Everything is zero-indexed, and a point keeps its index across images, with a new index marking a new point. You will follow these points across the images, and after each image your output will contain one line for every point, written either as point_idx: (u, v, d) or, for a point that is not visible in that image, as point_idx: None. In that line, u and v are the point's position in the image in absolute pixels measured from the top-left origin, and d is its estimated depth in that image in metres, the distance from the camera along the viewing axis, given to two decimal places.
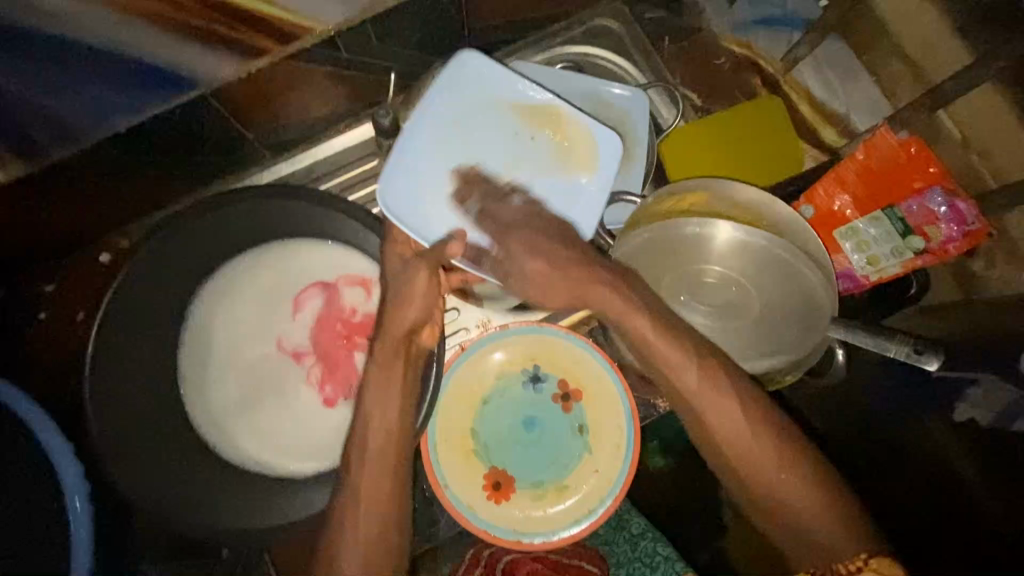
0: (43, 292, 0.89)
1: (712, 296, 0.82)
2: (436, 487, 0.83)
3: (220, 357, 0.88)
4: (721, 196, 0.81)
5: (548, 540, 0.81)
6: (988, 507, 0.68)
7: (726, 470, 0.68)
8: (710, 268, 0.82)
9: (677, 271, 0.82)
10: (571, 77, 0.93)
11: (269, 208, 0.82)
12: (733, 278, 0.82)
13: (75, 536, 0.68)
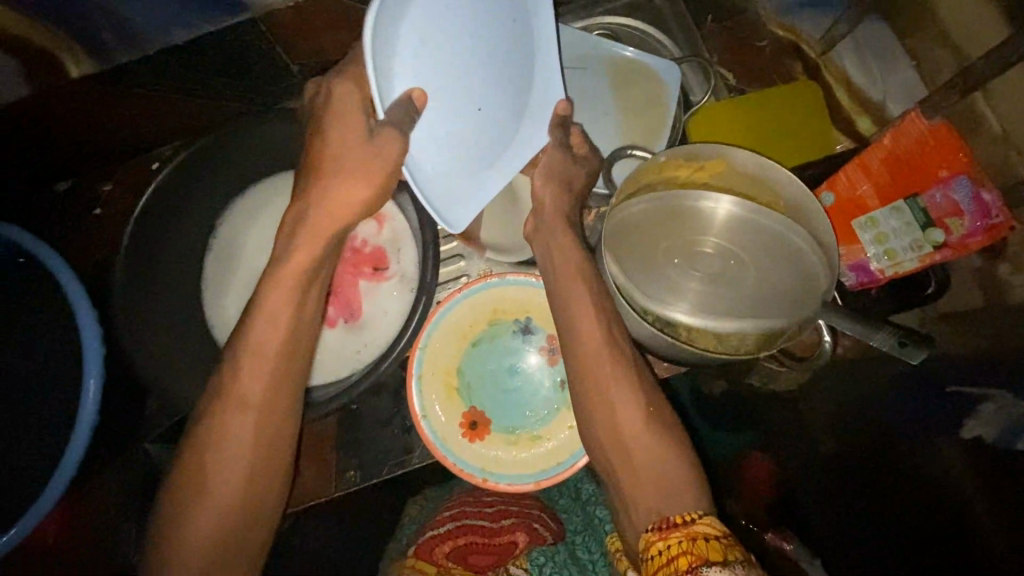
0: (104, 194, 1.02)
1: (708, 265, 0.82)
2: (414, 417, 0.86)
3: (239, 267, 0.97)
4: (738, 169, 0.79)
5: (514, 484, 0.83)
6: (990, 530, 0.72)
7: (664, 432, 0.69)
8: (707, 239, 0.83)
9: (676, 234, 0.83)
10: (605, 43, 0.94)
11: (300, 134, 0.88)
12: (730, 252, 0.82)
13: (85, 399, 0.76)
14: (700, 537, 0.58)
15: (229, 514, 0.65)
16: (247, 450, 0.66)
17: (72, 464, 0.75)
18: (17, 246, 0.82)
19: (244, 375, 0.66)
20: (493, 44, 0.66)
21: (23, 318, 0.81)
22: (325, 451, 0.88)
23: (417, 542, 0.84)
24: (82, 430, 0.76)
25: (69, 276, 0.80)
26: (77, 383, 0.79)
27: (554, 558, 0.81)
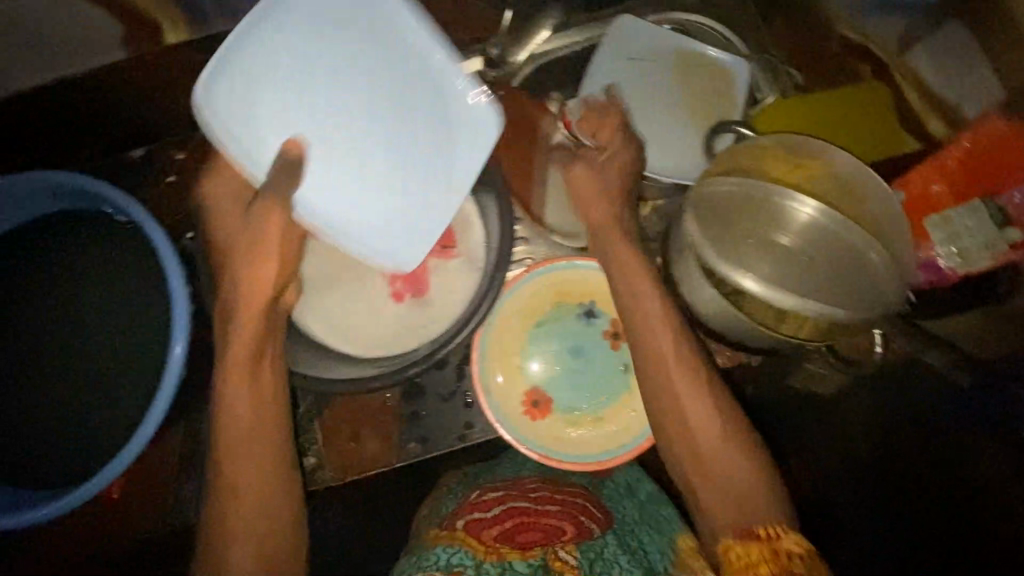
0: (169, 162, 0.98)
1: (778, 256, 0.80)
2: (478, 393, 0.87)
3: None
4: (834, 175, 0.82)
5: (576, 462, 0.85)
6: None
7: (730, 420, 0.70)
8: (782, 235, 0.81)
9: (754, 224, 0.81)
10: (675, 38, 0.98)
11: None
12: (801, 255, 0.80)
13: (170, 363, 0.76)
14: (784, 553, 0.61)
15: (271, 486, 0.69)
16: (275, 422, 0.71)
17: (157, 420, 0.75)
18: (107, 202, 0.83)
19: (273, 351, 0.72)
20: (392, 94, 0.68)
21: (117, 280, 0.85)
22: (389, 421, 0.90)
23: (463, 521, 0.78)
24: (165, 390, 0.76)
25: (159, 233, 0.78)
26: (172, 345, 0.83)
27: (608, 550, 0.74)
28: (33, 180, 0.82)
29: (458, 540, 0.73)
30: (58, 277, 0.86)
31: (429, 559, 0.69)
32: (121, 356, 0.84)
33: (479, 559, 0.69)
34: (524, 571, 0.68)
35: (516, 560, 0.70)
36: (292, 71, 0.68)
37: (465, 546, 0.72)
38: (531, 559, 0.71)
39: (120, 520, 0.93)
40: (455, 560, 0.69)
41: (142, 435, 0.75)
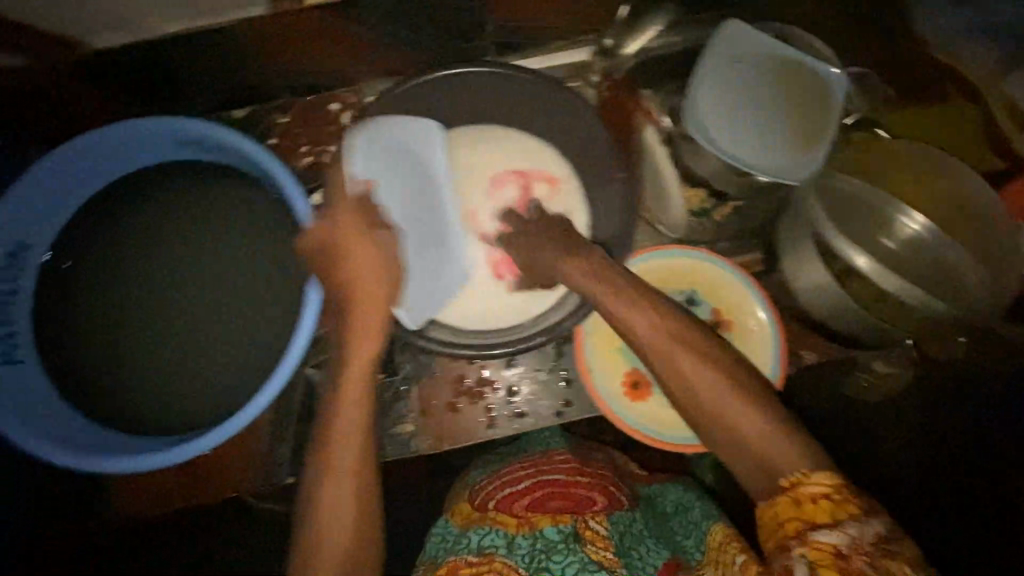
0: (270, 123, 0.99)
1: (880, 254, 0.87)
2: (582, 372, 0.89)
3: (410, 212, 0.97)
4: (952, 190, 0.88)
5: (678, 443, 0.87)
6: None
7: None
8: (887, 238, 0.87)
9: (865, 221, 0.88)
10: (779, 45, 0.99)
11: (493, 90, 0.91)
12: (900, 257, 0.87)
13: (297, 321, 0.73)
14: (807, 499, 0.58)
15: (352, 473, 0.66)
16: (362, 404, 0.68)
17: (284, 380, 0.72)
18: (231, 153, 0.81)
19: (369, 327, 0.70)
20: (420, 185, 0.84)
21: (234, 232, 0.84)
22: (485, 392, 0.92)
23: (495, 497, 0.77)
24: (294, 352, 0.72)
25: (294, 188, 0.78)
26: (289, 300, 0.82)
27: (634, 525, 0.75)
28: (161, 125, 0.78)
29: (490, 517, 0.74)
30: (174, 226, 0.84)
31: (461, 543, 0.71)
32: (235, 309, 0.83)
33: (509, 536, 0.70)
34: (554, 539, 0.69)
35: (546, 528, 0.70)
36: (375, 148, 0.81)
37: (497, 524, 0.72)
38: (562, 525, 0.70)
39: (204, 478, 0.90)
40: (487, 541, 0.70)
41: (269, 392, 0.71)
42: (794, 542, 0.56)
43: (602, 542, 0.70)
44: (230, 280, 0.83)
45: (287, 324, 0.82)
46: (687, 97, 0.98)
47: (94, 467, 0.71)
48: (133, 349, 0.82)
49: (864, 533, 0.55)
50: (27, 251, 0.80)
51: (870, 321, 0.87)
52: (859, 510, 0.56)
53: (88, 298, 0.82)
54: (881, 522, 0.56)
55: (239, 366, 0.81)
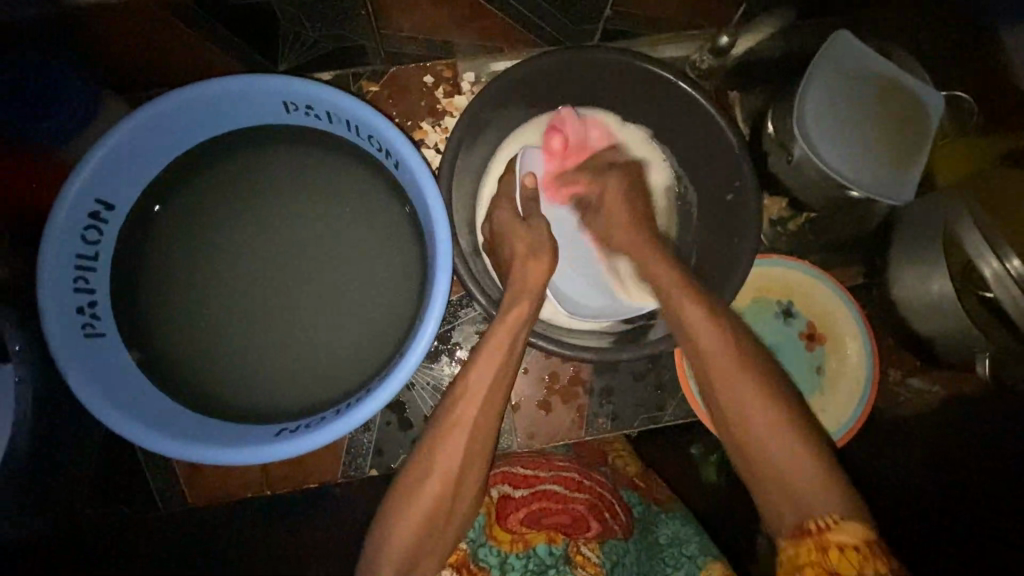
0: (364, 91, 0.95)
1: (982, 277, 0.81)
2: (680, 377, 0.88)
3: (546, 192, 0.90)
4: None
5: None
6: None
7: None
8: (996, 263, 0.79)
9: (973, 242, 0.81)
10: (881, 60, 0.99)
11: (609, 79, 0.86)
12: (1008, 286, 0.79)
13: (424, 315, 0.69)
14: (834, 547, 0.59)
15: (477, 434, 0.71)
16: (499, 382, 0.72)
17: (406, 374, 0.68)
18: (341, 121, 0.74)
19: (517, 309, 0.75)
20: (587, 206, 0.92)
21: (341, 210, 0.78)
22: (580, 393, 0.89)
23: (496, 490, 0.79)
24: (420, 344, 0.68)
25: (416, 165, 0.72)
26: (398, 287, 0.78)
27: (626, 559, 0.73)
28: (275, 85, 0.71)
29: (488, 513, 0.77)
30: (273, 197, 0.78)
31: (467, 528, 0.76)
32: (341, 292, 0.78)
33: (503, 556, 0.73)
34: (546, 560, 0.72)
35: (539, 546, 0.73)
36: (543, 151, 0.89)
37: (492, 536, 0.75)
38: (554, 547, 0.73)
39: (285, 465, 0.87)
40: (482, 554, 0.74)
41: (392, 388, 0.67)
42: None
43: (593, 568, 0.71)
44: (336, 261, 0.78)
45: (400, 315, 0.77)
46: (795, 110, 0.97)
47: (188, 454, 0.65)
48: (226, 327, 0.76)
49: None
50: (110, 211, 0.71)
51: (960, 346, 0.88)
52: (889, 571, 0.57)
53: (177, 267, 0.76)
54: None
55: (340, 355, 0.77)
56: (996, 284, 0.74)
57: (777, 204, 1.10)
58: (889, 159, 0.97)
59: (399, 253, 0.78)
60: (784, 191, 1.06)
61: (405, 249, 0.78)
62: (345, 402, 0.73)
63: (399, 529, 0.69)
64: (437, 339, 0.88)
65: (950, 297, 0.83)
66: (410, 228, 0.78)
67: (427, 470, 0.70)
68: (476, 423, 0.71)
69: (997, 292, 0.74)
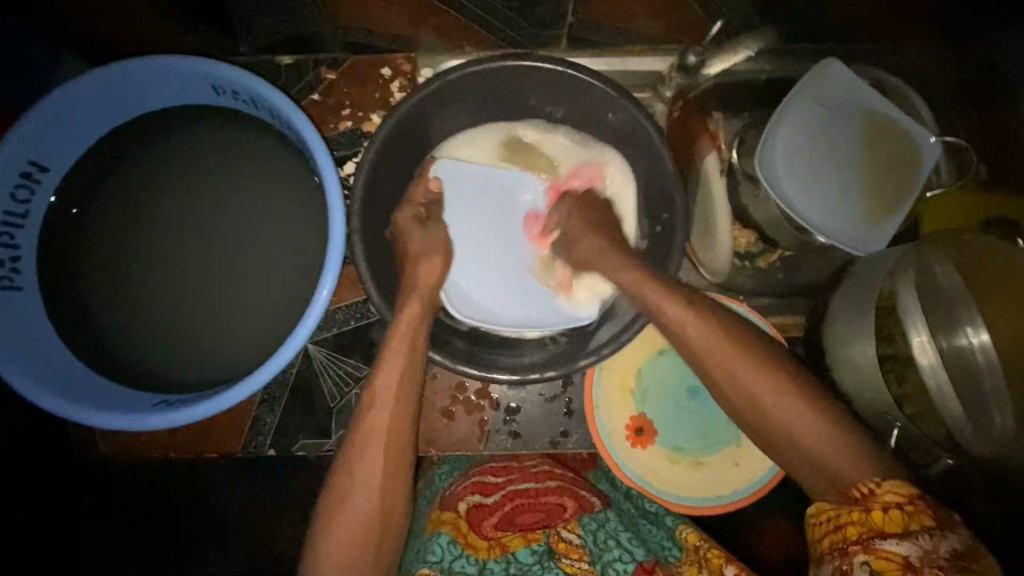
0: (321, 78, 0.95)
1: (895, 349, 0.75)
2: (587, 406, 0.85)
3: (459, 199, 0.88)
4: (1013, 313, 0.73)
5: (669, 500, 0.83)
6: None
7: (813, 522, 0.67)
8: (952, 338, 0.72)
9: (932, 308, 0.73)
10: (871, 96, 0.89)
11: (553, 88, 0.83)
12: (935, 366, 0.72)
13: (309, 311, 0.70)
14: (880, 507, 0.57)
15: (391, 443, 0.69)
16: (407, 384, 0.71)
17: (282, 363, 0.69)
18: (264, 108, 0.75)
19: (413, 313, 0.74)
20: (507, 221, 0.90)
21: (257, 196, 0.80)
22: (485, 406, 0.89)
23: (464, 502, 0.76)
24: (303, 335, 0.69)
25: (325, 160, 0.72)
26: (304, 277, 0.79)
27: (608, 525, 0.75)
28: (199, 67, 0.73)
29: (457, 529, 0.72)
30: (198, 176, 0.80)
31: (428, 553, 0.69)
32: (249, 276, 0.80)
33: (481, 563, 0.69)
34: (527, 561, 0.70)
35: (518, 550, 0.71)
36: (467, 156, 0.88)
37: (467, 545, 0.70)
38: (535, 544, 0.71)
39: (193, 435, 0.90)
40: (457, 567, 0.68)
41: (266, 374, 0.69)
42: (855, 547, 0.56)
43: (576, 552, 0.70)
44: (249, 246, 0.80)
45: (300, 306, 0.78)
46: (762, 146, 0.89)
47: (78, 417, 0.69)
48: (139, 296, 0.80)
49: (937, 545, 0.54)
50: (42, 173, 0.75)
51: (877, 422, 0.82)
52: (934, 523, 0.55)
53: (100, 231, 0.80)
54: (958, 537, 0.55)
55: (241, 335, 0.79)
56: (919, 351, 0.69)
57: (747, 237, 1.00)
58: (863, 210, 0.88)
59: (307, 244, 0.79)
60: (751, 225, 0.98)
61: (316, 242, 0.79)
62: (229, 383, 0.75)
63: (341, 540, 0.66)
64: (351, 332, 0.89)
65: (870, 363, 0.76)
66: (321, 222, 0.79)
67: (350, 482, 0.68)
68: (390, 429, 0.69)
69: (919, 359, 0.69)
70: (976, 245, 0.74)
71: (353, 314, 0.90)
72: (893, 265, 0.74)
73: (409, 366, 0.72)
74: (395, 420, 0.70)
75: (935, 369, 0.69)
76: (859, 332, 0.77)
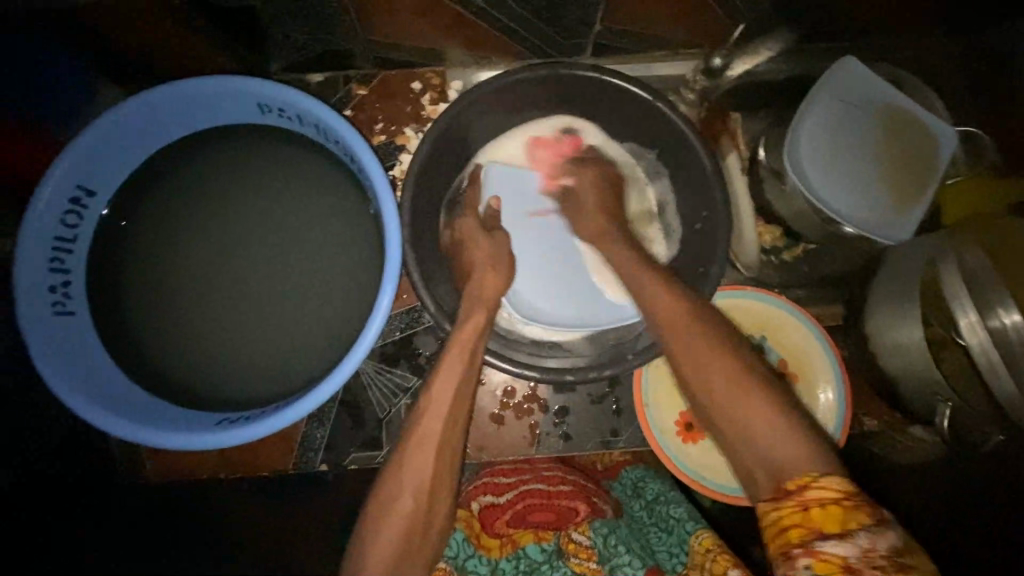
0: (352, 94, 0.97)
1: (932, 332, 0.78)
2: (637, 404, 0.86)
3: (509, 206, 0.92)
4: None
5: (722, 491, 0.84)
6: None
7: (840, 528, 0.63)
8: (1002, 314, 0.69)
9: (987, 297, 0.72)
10: (888, 90, 0.93)
11: (588, 94, 0.85)
12: (988, 351, 0.70)
13: (368, 323, 0.70)
14: (816, 505, 0.56)
15: (443, 451, 0.68)
16: (464, 392, 0.70)
17: (343, 377, 0.69)
18: (312, 122, 0.76)
19: (474, 321, 0.75)
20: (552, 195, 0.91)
21: (301, 210, 0.81)
22: (533, 410, 0.89)
23: (478, 502, 0.77)
24: (361, 345, 0.69)
25: (376, 169, 0.72)
26: (353, 289, 0.80)
27: (618, 532, 0.75)
28: (247, 87, 0.74)
29: (470, 527, 0.75)
30: (243, 193, 0.81)
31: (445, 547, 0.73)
32: (297, 288, 0.80)
33: (493, 563, 0.72)
34: (537, 560, 0.73)
35: (528, 546, 0.74)
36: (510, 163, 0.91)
37: (481, 547, 0.73)
38: (545, 543, 0.74)
39: (241, 453, 0.90)
40: (471, 566, 0.72)
41: (328, 387, 0.69)
42: (799, 550, 0.55)
43: (585, 553, 0.73)
44: (297, 259, 0.80)
45: (350, 318, 0.79)
46: (789, 138, 0.92)
47: (127, 434, 0.69)
48: (188, 311, 0.80)
49: (876, 543, 0.53)
50: (90, 197, 0.75)
51: (922, 412, 0.83)
52: (869, 520, 0.55)
53: (147, 248, 0.80)
54: (894, 533, 0.55)
55: (292, 348, 0.79)
56: (967, 331, 0.70)
57: (771, 232, 1.02)
58: (884, 201, 0.90)
59: (356, 256, 0.80)
60: (778, 219, 1.00)
61: (364, 254, 0.80)
62: (283, 401, 0.75)
63: (382, 546, 0.64)
64: (399, 343, 0.90)
65: (916, 347, 0.79)
66: (370, 232, 0.80)
67: (399, 487, 0.66)
68: (442, 438, 0.68)
69: (967, 338, 0.70)
70: (1010, 231, 0.77)
71: (399, 324, 0.91)
72: (936, 254, 0.76)
73: (469, 375, 0.71)
74: (450, 427, 0.69)
75: (987, 349, 0.70)
76: (908, 321, 0.80)
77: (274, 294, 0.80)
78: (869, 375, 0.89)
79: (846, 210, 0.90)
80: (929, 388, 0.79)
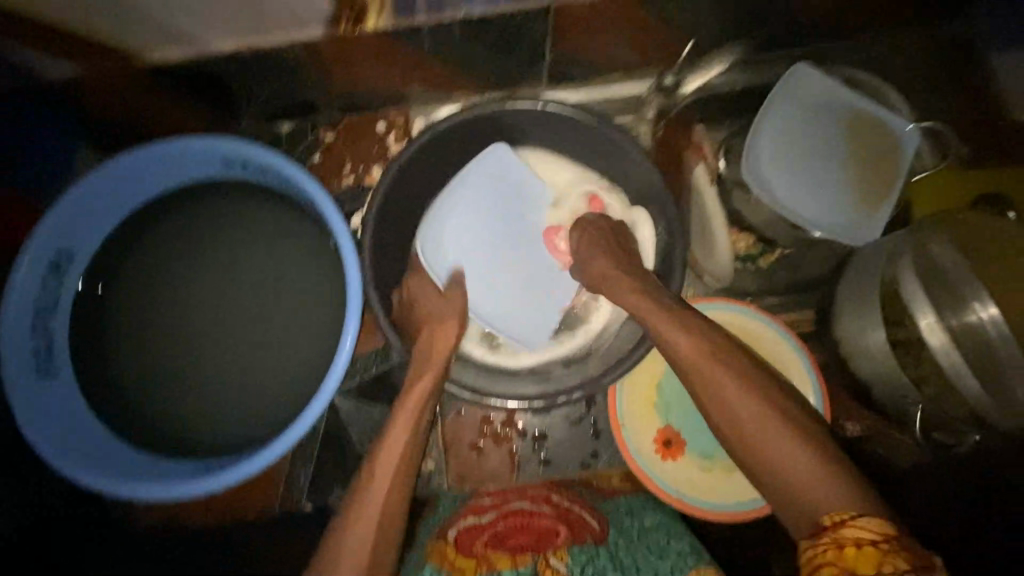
0: (320, 139, 1.02)
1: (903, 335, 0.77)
2: (613, 423, 0.86)
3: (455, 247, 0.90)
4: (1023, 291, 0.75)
5: (706, 508, 0.83)
6: None
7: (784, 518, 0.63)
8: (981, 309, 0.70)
9: (956, 296, 0.72)
10: (843, 93, 0.93)
11: (541, 122, 0.86)
12: (951, 352, 0.71)
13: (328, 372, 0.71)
14: (851, 543, 0.53)
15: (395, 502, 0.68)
16: (411, 448, 0.73)
17: (309, 422, 0.71)
18: (272, 173, 0.79)
19: (424, 378, 0.77)
20: (508, 227, 0.92)
21: (269, 258, 0.84)
22: (513, 436, 0.90)
23: (454, 529, 0.76)
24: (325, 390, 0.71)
25: (334, 214, 0.75)
26: (324, 330, 0.82)
27: (602, 555, 0.69)
28: (207, 146, 0.77)
29: (443, 556, 0.68)
30: (213, 245, 0.84)
31: None
32: (269, 333, 0.83)
33: None
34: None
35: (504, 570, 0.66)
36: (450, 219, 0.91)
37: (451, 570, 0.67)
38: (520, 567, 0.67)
39: (230, 496, 0.92)
40: None
41: (291, 434, 0.70)
42: None
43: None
44: (264, 312, 0.83)
45: (321, 360, 0.81)
46: (747, 148, 0.92)
47: (105, 487, 0.71)
48: (165, 363, 0.82)
49: None
50: (70, 261, 0.78)
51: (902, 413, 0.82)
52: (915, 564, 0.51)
53: (123, 306, 0.83)
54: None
55: (266, 393, 0.81)
56: (928, 332, 0.72)
57: (746, 240, 1.02)
58: (848, 203, 0.90)
59: (323, 299, 0.82)
60: (748, 226, 1.00)
61: (331, 296, 0.82)
62: (238, 458, 0.76)
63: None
64: (377, 379, 0.92)
65: (884, 350, 0.78)
66: (334, 274, 0.82)
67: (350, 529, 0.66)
68: (397, 489, 0.69)
69: (929, 339, 0.72)
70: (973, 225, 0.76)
71: (374, 360, 0.92)
72: (895, 256, 0.75)
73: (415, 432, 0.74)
74: (398, 479, 0.70)
75: (948, 348, 0.71)
76: (876, 324, 0.79)
77: (247, 341, 0.83)
78: (846, 380, 0.88)
79: (810, 215, 0.90)
80: (900, 392, 0.79)
